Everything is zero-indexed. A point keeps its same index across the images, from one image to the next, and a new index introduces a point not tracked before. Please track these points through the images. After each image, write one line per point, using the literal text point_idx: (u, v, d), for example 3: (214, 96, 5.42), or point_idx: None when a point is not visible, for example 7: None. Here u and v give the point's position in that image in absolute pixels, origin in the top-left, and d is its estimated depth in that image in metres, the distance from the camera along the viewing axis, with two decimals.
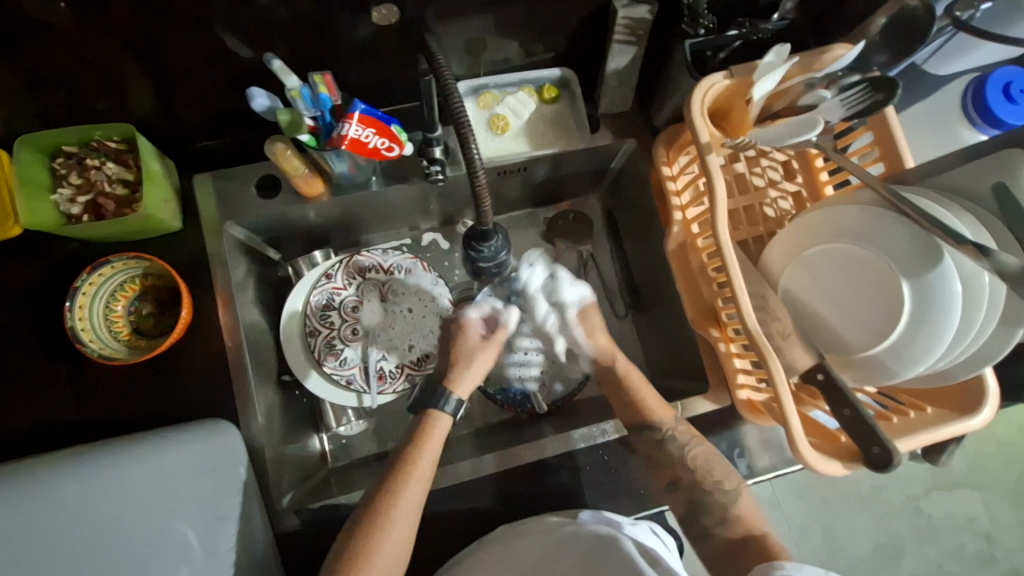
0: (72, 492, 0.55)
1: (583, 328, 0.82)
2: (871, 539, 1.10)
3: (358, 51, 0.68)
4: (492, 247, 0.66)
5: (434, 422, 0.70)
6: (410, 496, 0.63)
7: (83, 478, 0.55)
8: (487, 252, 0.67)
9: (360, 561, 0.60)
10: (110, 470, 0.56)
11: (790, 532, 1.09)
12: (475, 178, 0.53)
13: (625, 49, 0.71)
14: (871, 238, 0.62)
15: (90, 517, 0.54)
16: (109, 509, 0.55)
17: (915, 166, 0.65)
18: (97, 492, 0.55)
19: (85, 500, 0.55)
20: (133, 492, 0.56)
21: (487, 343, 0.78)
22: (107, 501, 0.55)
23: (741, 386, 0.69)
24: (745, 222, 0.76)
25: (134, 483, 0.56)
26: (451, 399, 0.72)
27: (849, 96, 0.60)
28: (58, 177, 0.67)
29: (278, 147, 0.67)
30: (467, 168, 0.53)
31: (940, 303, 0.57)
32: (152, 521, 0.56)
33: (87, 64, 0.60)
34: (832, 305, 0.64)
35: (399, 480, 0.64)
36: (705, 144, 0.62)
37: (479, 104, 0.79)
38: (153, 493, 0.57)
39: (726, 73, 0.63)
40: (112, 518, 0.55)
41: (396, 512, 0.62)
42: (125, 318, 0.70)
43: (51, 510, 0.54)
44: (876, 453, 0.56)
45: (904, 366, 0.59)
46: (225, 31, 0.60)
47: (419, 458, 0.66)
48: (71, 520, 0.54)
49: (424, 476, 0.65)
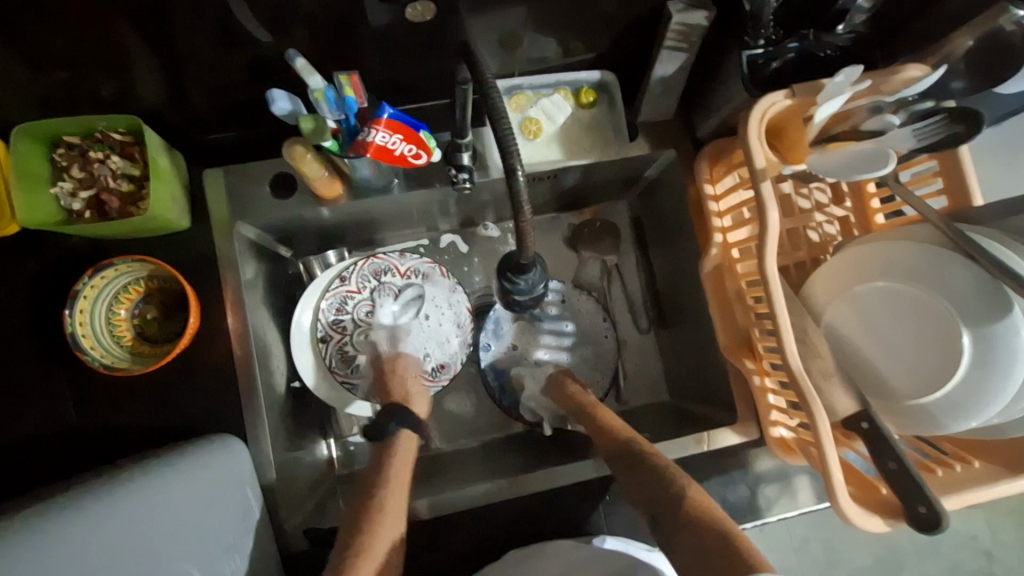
0: (76, 522, 0.46)
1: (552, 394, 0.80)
2: (872, 553, 0.98)
3: (386, 43, 0.62)
4: (530, 280, 0.57)
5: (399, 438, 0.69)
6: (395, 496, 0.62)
7: (93, 508, 0.48)
8: (524, 284, 0.58)
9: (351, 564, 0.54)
10: (125, 496, 0.50)
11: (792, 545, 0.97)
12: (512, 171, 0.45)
13: (674, 55, 0.66)
14: (931, 280, 0.58)
15: (110, 542, 0.46)
16: (128, 536, 0.48)
17: (983, 204, 0.61)
18: (108, 522, 0.47)
19: (103, 525, 0.47)
20: (152, 518, 0.50)
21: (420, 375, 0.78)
22: (121, 531, 0.48)
23: (774, 423, 0.66)
24: (787, 247, 0.72)
25: (149, 510, 0.50)
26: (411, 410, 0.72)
27: (924, 126, 0.56)
28: (59, 168, 0.62)
29: (297, 150, 0.62)
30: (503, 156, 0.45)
31: (1004, 359, 0.54)
32: (168, 551, 0.50)
33: (92, 48, 0.55)
34: (881, 347, 0.60)
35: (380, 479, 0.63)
36: (759, 170, 0.57)
37: (510, 105, 0.74)
38: (174, 518, 0.52)
39: (788, 90, 0.57)
40: (127, 547, 0.47)
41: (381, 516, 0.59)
42: (129, 322, 0.66)
43: (65, 540, 0.44)
44: (923, 513, 0.53)
45: (956, 419, 0.56)
46: (242, 8, 0.54)
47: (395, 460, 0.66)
48: (85, 547, 0.45)
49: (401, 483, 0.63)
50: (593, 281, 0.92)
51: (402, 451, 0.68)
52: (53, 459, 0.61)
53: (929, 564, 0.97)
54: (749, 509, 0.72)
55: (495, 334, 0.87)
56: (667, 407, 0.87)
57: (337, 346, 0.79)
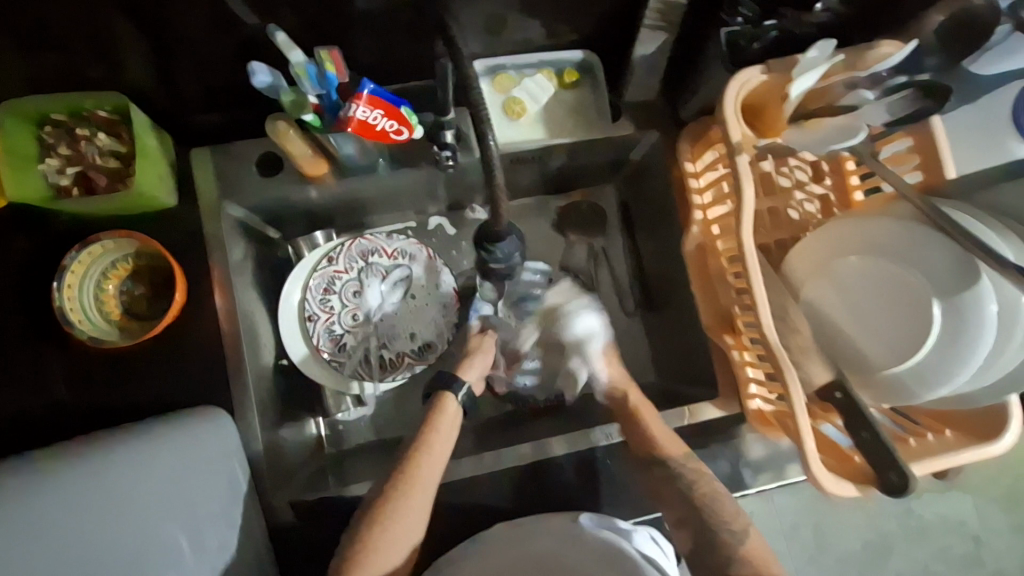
0: (51, 499, 0.49)
1: (602, 357, 0.78)
2: (860, 538, 0.99)
3: (370, 24, 0.63)
4: (505, 249, 0.59)
5: (446, 405, 0.68)
6: (420, 494, 0.62)
7: (68, 484, 0.50)
8: (500, 255, 0.60)
9: (367, 539, 0.59)
10: (101, 472, 0.52)
11: (781, 530, 0.97)
12: (490, 171, 0.48)
13: (656, 35, 0.67)
14: (903, 254, 0.59)
15: (82, 518, 0.49)
16: (102, 511, 0.50)
17: (955, 176, 0.61)
18: (87, 490, 0.51)
19: (81, 493, 0.50)
20: (126, 494, 0.52)
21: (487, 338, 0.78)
22: (94, 507, 0.50)
23: (751, 395, 0.68)
24: (767, 226, 0.73)
25: (125, 485, 0.52)
26: (462, 380, 0.71)
27: (896, 100, 0.57)
28: (46, 146, 0.63)
29: (279, 126, 0.64)
30: (482, 160, 0.48)
31: (972, 327, 0.55)
32: (142, 522, 0.51)
33: (80, 28, 0.56)
34: (856, 319, 0.61)
35: (406, 475, 0.62)
36: (736, 145, 0.58)
37: (494, 86, 0.75)
38: (149, 492, 0.53)
39: (763, 66, 0.59)
40: (97, 523, 0.49)
41: (407, 495, 0.61)
42: (117, 299, 0.67)
43: (38, 518, 0.48)
44: (893, 480, 0.55)
45: (926, 388, 0.57)
46: None
47: (429, 454, 0.64)
48: (55, 524, 0.48)
49: (433, 465, 0.64)
50: (581, 265, 0.92)
51: (444, 428, 0.67)
52: (40, 432, 0.62)
53: (916, 548, 0.97)
54: (731, 484, 0.73)
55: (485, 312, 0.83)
56: (653, 389, 0.87)
57: (330, 331, 0.81)
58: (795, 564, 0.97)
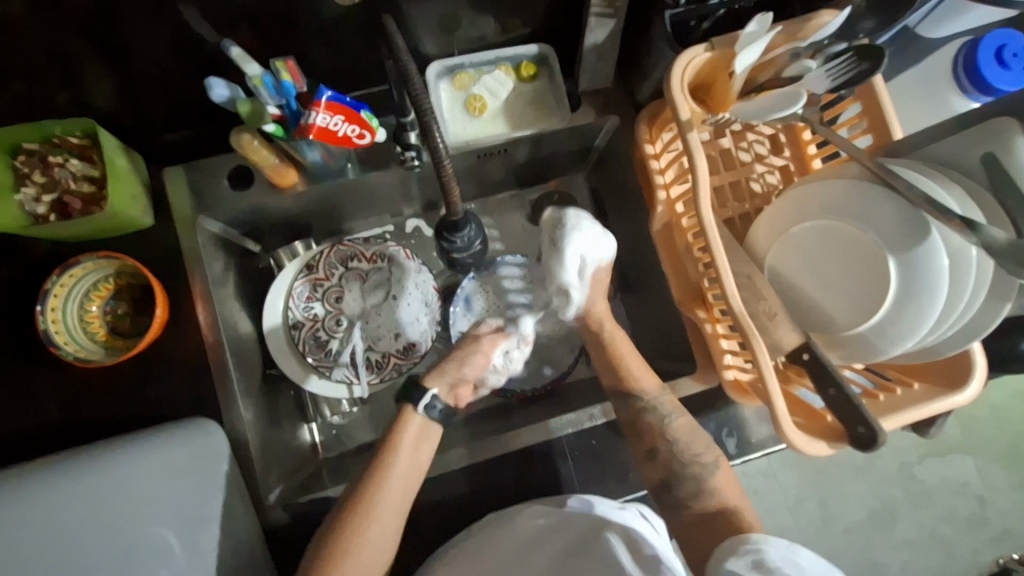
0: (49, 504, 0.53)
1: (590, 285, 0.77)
2: (865, 506, 0.99)
3: (325, 35, 0.65)
4: (465, 237, 0.67)
5: (408, 421, 0.66)
6: (385, 502, 0.62)
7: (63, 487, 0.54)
8: (461, 242, 0.69)
9: (349, 536, 0.60)
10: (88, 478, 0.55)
11: (784, 504, 0.98)
12: (440, 166, 0.54)
13: (603, 22, 0.69)
14: (858, 214, 0.60)
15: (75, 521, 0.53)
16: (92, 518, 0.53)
17: (903, 136, 0.64)
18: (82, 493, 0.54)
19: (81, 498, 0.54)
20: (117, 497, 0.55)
21: (484, 341, 0.74)
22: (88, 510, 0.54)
23: (728, 366, 0.67)
24: (731, 199, 0.74)
25: (114, 487, 0.56)
26: (427, 392, 0.67)
27: (836, 66, 0.59)
28: (22, 176, 0.65)
29: (244, 138, 0.65)
30: (432, 157, 0.53)
31: (927, 280, 0.56)
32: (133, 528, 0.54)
33: (43, 59, 0.58)
34: (817, 280, 0.63)
35: (375, 486, 0.62)
36: (685, 122, 0.59)
37: (453, 85, 0.77)
38: (137, 493, 0.56)
39: (707, 44, 0.60)
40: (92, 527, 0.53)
41: (377, 512, 0.61)
42: (101, 319, 0.69)
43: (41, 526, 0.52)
44: (862, 433, 0.57)
45: (892, 343, 0.58)
46: (197, 19, 0.58)
47: (393, 468, 0.64)
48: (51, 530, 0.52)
49: (404, 481, 0.64)
50: None
51: (409, 443, 0.66)
52: (38, 453, 0.63)
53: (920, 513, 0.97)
54: None
55: (462, 305, 0.86)
56: None
57: (314, 334, 0.82)
58: (801, 538, 0.97)
